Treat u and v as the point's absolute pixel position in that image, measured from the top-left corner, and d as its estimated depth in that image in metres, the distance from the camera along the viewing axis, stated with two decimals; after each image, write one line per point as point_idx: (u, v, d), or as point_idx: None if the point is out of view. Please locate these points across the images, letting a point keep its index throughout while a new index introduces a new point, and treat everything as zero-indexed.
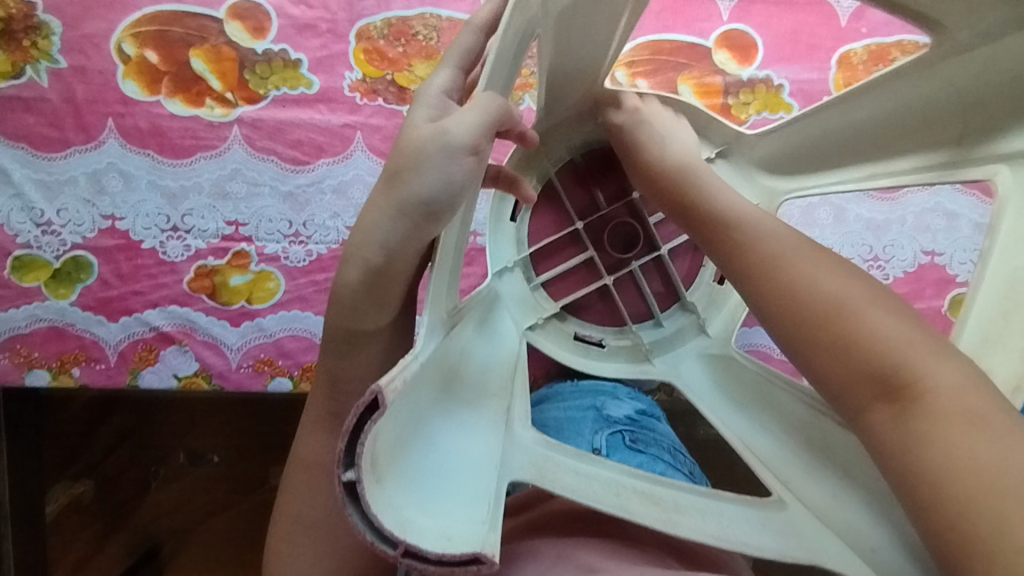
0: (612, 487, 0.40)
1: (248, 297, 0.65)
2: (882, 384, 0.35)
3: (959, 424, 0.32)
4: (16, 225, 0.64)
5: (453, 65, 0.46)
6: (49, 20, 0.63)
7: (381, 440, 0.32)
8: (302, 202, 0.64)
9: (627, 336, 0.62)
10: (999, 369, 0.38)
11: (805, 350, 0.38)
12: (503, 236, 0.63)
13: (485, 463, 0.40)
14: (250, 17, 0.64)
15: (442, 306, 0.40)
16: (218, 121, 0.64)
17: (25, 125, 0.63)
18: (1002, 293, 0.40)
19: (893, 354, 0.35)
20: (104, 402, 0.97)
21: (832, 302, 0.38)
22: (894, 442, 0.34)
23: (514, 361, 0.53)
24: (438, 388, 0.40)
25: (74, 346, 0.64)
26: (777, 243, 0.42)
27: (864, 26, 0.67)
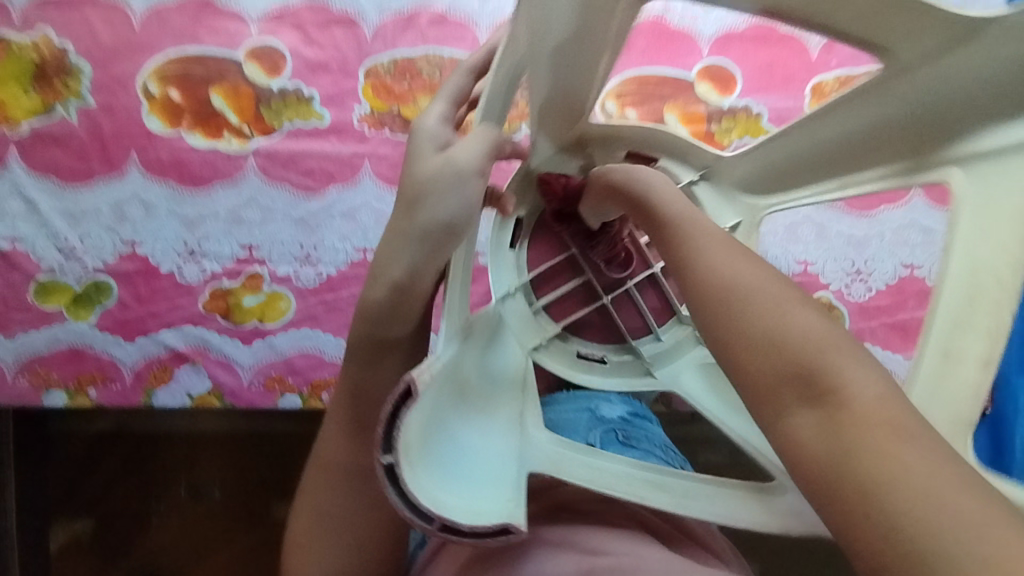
0: (624, 476, 0.43)
1: (261, 317, 0.68)
2: (812, 389, 0.33)
3: (885, 438, 0.30)
4: (40, 251, 0.67)
5: (444, 100, 0.50)
6: (80, 63, 0.67)
7: (413, 439, 0.36)
8: (312, 225, 0.68)
9: (627, 352, 0.65)
10: (970, 347, 0.41)
11: (740, 367, 0.35)
12: (504, 264, 0.65)
13: (505, 454, 0.44)
14: (267, 58, 0.68)
15: (456, 318, 0.45)
16: (236, 153, 0.68)
17: (53, 159, 0.67)
18: (965, 278, 0.42)
19: (829, 362, 0.33)
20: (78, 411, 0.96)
21: (775, 324, 0.34)
22: (821, 449, 0.31)
23: (524, 373, 0.56)
24: (460, 392, 0.44)
25: (92, 366, 0.67)
26: (733, 260, 0.37)
27: (833, 58, 0.72)
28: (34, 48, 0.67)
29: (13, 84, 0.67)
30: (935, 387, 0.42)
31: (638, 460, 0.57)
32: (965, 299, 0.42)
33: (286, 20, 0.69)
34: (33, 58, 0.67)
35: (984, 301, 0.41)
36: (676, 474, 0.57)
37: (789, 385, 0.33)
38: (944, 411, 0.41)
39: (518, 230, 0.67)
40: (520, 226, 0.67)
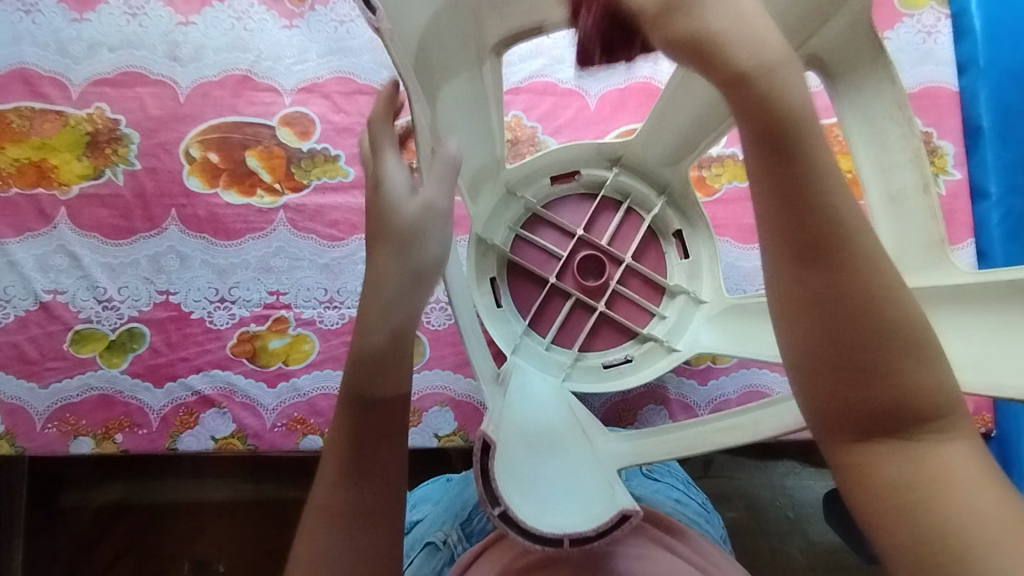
0: (697, 437, 0.44)
1: (285, 359, 0.71)
2: (896, 421, 0.32)
3: (974, 481, 0.32)
4: (80, 302, 0.71)
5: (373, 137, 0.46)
6: (130, 133, 0.75)
7: (506, 482, 0.37)
8: (336, 271, 0.73)
9: (643, 342, 0.70)
10: (923, 234, 0.45)
11: (829, 394, 0.33)
12: (498, 317, 0.68)
13: (588, 461, 0.45)
14: (298, 124, 0.76)
15: (485, 373, 0.47)
16: (268, 207, 0.74)
17: (99, 217, 0.73)
18: (884, 180, 0.47)
19: (915, 370, 0.32)
20: (93, 474, 0.91)
21: (879, 321, 0.31)
22: (905, 485, 0.32)
23: (568, 405, 0.56)
24: (520, 425, 0.45)
25: (120, 412, 0.69)
26: (845, 248, 0.31)
27: (808, 111, 0.79)
28: (89, 121, 0.74)
29: (69, 153, 0.74)
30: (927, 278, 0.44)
31: (662, 496, 0.60)
32: (889, 197, 0.47)
33: (315, 91, 0.77)
34: (87, 129, 0.74)
35: (910, 200, 0.45)
36: (697, 510, 0.60)
37: (873, 415, 0.32)
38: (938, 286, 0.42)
39: (496, 288, 0.70)
40: (496, 284, 0.70)
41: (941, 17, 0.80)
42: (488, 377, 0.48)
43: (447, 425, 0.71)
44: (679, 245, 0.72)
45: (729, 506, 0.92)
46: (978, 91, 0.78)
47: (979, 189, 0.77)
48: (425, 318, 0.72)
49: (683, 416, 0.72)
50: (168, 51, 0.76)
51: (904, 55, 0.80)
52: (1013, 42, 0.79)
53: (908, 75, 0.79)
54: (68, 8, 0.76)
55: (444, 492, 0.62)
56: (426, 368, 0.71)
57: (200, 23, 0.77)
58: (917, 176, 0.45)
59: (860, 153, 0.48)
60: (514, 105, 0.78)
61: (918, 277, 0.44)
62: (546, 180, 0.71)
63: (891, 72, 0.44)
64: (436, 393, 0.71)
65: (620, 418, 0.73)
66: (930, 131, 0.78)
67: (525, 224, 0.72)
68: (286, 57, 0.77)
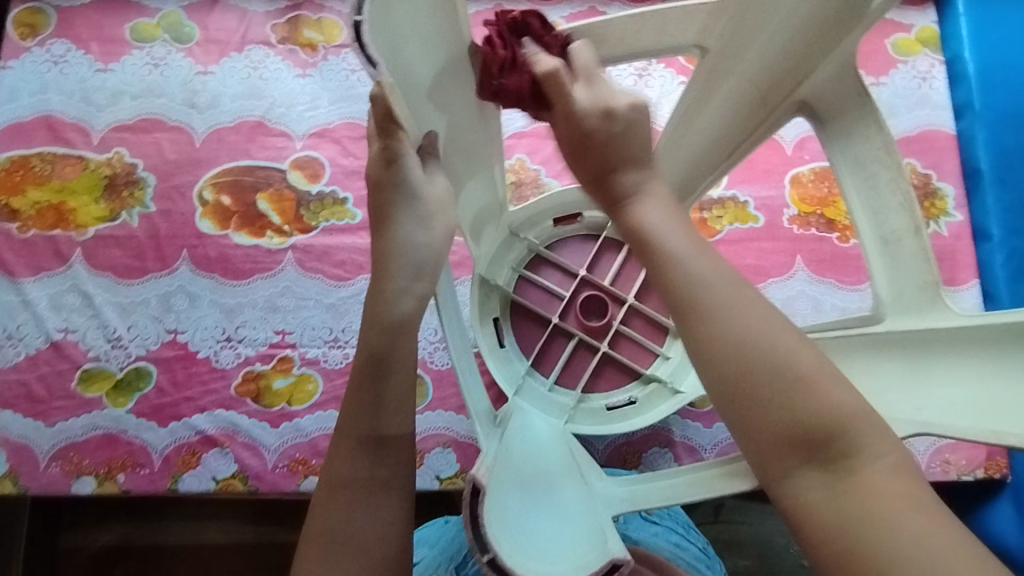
0: (696, 483, 0.43)
1: (289, 399, 0.71)
2: (811, 446, 0.32)
3: (900, 498, 0.31)
4: (89, 341, 0.72)
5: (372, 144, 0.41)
6: (146, 177, 0.77)
7: (491, 513, 0.38)
8: (342, 311, 0.74)
9: (647, 383, 0.69)
10: (913, 276, 0.46)
11: (743, 428, 0.34)
12: (501, 358, 0.69)
13: (582, 506, 0.45)
14: (309, 167, 0.78)
15: (484, 417, 0.49)
16: (276, 248, 0.75)
17: (112, 258, 0.75)
18: (876, 227, 0.48)
19: (815, 395, 0.33)
20: (90, 518, 0.87)
21: (768, 353, 0.33)
22: (832, 514, 0.32)
23: (566, 446, 0.56)
24: (516, 472, 0.46)
25: (123, 452, 0.69)
26: (725, 295, 0.35)
27: (806, 153, 0.81)
28: (108, 165, 0.77)
29: (87, 195, 0.76)
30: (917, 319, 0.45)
31: (660, 540, 0.59)
32: (880, 241, 0.47)
33: (326, 136, 0.79)
34: (106, 173, 0.77)
35: (900, 244, 0.46)
36: (698, 555, 0.59)
37: (786, 442, 0.33)
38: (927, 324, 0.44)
39: (499, 328, 0.70)
40: (500, 324, 0.71)
41: (934, 64, 0.83)
42: (486, 422, 0.49)
43: (448, 466, 0.70)
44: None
45: (741, 553, 0.85)
46: (976, 134, 0.79)
47: (981, 231, 0.77)
48: (428, 357, 0.73)
49: (689, 459, 0.72)
50: (186, 99, 0.80)
51: (900, 99, 0.82)
52: (1007, 87, 0.80)
53: (905, 119, 0.81)
54: (95, 59, 0.80)
55: (440, 536, 0.60)
56: (428, 409, 0.71)
57: (218, 73, 0.80)
58: (908, 219, 0.46)
59: (854, 201, 0.48)
60: (518, 149, 0.80)
61: (914, 319, 0.45)
62: (549, 222, 0.72)
63: (879, 117, 0.46)
64: (438, 434, 0.71)
65: (624, 461, 0.72)
66: (928, 172, 0.80)
67: (529, 264, 0.72)
68: (298, 104, 0.80)
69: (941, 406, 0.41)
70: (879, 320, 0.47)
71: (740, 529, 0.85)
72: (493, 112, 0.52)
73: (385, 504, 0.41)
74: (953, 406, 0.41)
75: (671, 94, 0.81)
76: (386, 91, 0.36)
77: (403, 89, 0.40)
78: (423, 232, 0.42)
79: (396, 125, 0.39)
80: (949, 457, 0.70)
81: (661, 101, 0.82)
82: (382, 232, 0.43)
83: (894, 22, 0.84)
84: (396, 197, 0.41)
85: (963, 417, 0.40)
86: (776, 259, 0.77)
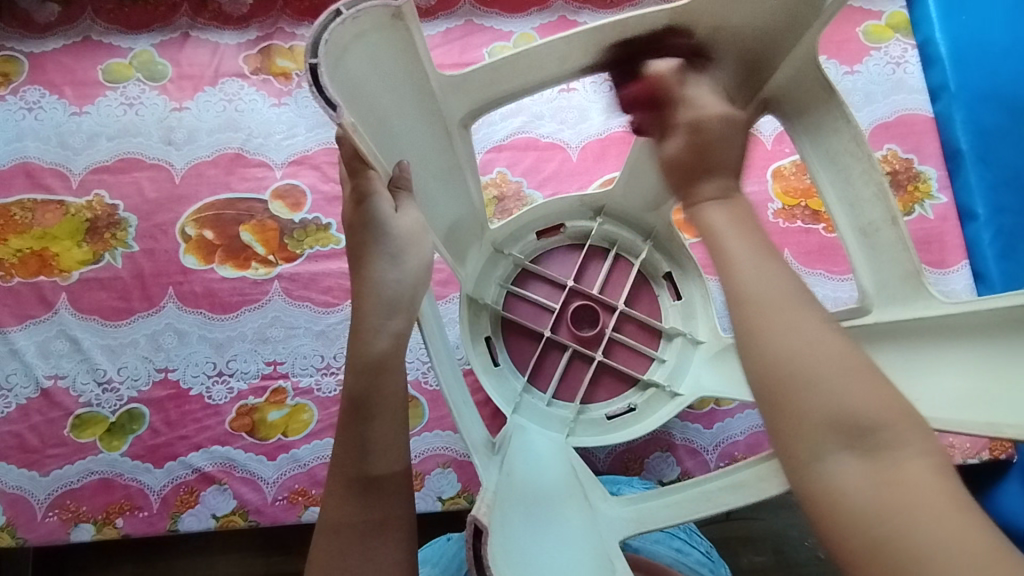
0: (701, 500, 0.43)
1: (284, 430, 0.70)
2: (851, 437, 0.30)
3: (937, 495, 0.28)
4: (80, 386, 0.72)
5: (346, 192, 0.42)
6: (128, 217, 0.77)
7: (497, 547, 0.37)
8: (332, 337, 0.74)
9: (648, 389, 0.69)
10: (898, 266, 0.46)
11: (776, 418, 0.32)
12: (498, 377, 0.68)
13: (586, 532, 0.45)
14: (290, 196, 0.78)
15: (481, 445, 0.47)
16: (262, 279, 0.75)
17: (98, 300, 0.74)
18: (854, 219, 0.48)
19: (864, 390, 0.31)
20: (97, 559, 0.85)
21: (811, 342, 0.32)
22: (866, 497, 0.29)
23: (570, 462, 0.56)
24: (519, 507, 0.45)
25: (121, 495, 0.69)
26: (772, 288, 0.34)
27: (786, 146, 0.81)
28: (89, 208, 0.77)
29: (69, 240, 0.76)
30: (903, 310, 0.45)
31: (663, 545, 0.59)
32: (859, 233, 0.48)
33: (305, 163, 0.79)
34: (87, 216, 0.77)
35: (879, 236, 0.46)
36: (701, 560, 0.58)
37: (822, 429, 0.30)
38: (903, 308, 0.45)
39: (492, 347, 0.70)
40: (492, 343, 0.70)
41: (907, 49, 0.83)
42: (485, 450, 0.47)
43: (450, 487, 0.69)
44: (670, 287, 0.72)
45: (755, 549, 0.84)
46: (953, 114, 0.79)
47: (967, 211, 0.77)
48: (421, 378, 0.72)
49: (692, 461, 0.71)
50: (163, 136, 0.79)
51: (875, 86, 0.82)
52: (982, 66, 0.80)
53: (882, 105, 0.81)
54: (69, 103, 0.80)
55: (443, 553, 0.59)
56: (425, 430, 0.70)
57: (194, 108, 0.80)
58: (884, 209, 0.46)
59: (829, 193, 0.49)
60: (497, 162, 0.80)
61: (903, 310, 0.45)
62: (532, 236, 0.72)
63: (842, 109, 0.46)
64: (436, 455, 0.70)
65: (626, 468, 0.71)
66: (909, 157, 0.80)
67: (516, 279, 0.72)
68: (275, 133, 0.80)
69: (940, 399, 0.41)
70: (866, 311, 0.48)
71: (752, 525, 0.84)
72: (463, 135, 0.51)
73: (384, 541, 0.41)
74: (952, 399, 0.41)
75: None
76: (350, 130, 0.35)
77: (366, 124, 0.40)
78: (397, 268, 0.42)
79: (363, 163, 0.39)
80: (954, 441, 0.69)
81: None
82: (357, 270, 0.42)
83: (863, 10, 0.85)
84: (368, 237, 0.41)
85: (962, 412, 0.40)
86: None
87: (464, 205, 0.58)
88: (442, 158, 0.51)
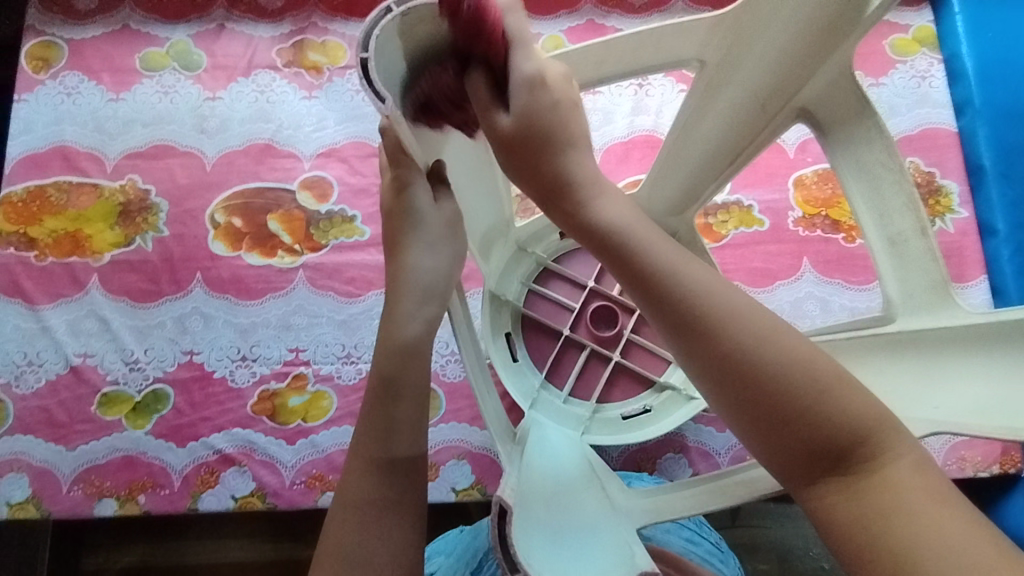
0: (718, 492, 0.44)
1: (304, 416, 0.72)
2: (827, 453, 0.33)
3: (920, 494, 0.31)
4: (108, 364, 0.73)
5: (385, 183, 0.44)
6: (159, 202, 0.79)
7: (518, 530, 0.39)
8: (354, 327, 0.75)
9: (665, 391, 0.69)
10: (927, 275, 0.46)
11: (763, 438, 0.34)
12: (516, 374, 0.69)
13: (604, 520, 0.45)
14: (317, 187, 0.79)
15: (504, 436, 0.48)
16: (287, 267, 0.76)
17: (128, 282, 0.76)
18: (883, 229, 0.48)
19: (829, 400, 0.32)
20: (114, 537, 0.87)
21: (764, 368, 0.33)
22: (852, 508, 0.32)
23: (585, 457, 0.57)
24: (539, 496, 0.45)
25: (144, 473, 0.70)
26: (725, 307, 0.34)
27: (808, 155, 0.81)
28: (122, 192, 0.79)
29: (102, 222, 0.78)
30: (929, 318, 0.46)
31: (674, 535, 0.60)
32: (886, 241, 0.48)
33: (333, 156, 0.80)
34: (120, 200, 0.79)
35: (905, 246, 0.47)
36: (710, 550, 0.60)
37: (801, 451, 0.33)
38: (927, 316, 0.46)
39: (511, 343, 0.71)
40: (512, 339, 0.71)
41: (933, 63, 0.84)
42: (507, 444, 0.49)
43: (464, 478, 0.70)
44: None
45: (761, 557, 0.84)
46: (977, 130, 0.79)
47: (987, 226, 0.77)
48: (440, 370, 0.74)
49: (704, 463, 0.72)
50: (196, 124, 0.81)
51: (900, 99, 0.82)
52: (1007, 82, 0.80)
53: (906, 117, 0.82)
54: (106, 89, 0.82)
55: (457, 543, 0.60)
56: (442, 421, 0.72)
57: (226, 98, 0.82)
58: (914, 220, 0.47)
59: (859, 203, 0.49)
60: None
61: (928, 319, 0.46)
62: (556, 235, 0.73)
63: (878, 121, 0.47)
64: (452, 446, 0.71)
65: (639, 467, 0.72)
66: (932, 170, 0.80)
67: (538, 278, 0.73)
68: (305, 125, 0.81)
69: (960, 406, 0.42)
70: (890, 320, 0.48)
71: (759, 533, 0.84)
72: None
73: (407, 521, 0.42)
74: (967, 403, 0.42)
75: (672, 102, 0.82)
76: (394, 121, 0.37)
77: (411, 117, 0.41)
78: (431, 257, 0.43)
79: (406, 154, 0.40)
80: (965, 454, 0.70)
81: (662, 109, 0.83)
82: (393, 257, 0.44)
83: (891, 22, 0.85)
84: (406, 226, 0.42)
85: (981, 416, 0.41)
86: (783, 261, 0.77)
87: (492, 201, 0.59)
88: (476, 154, 0.52)
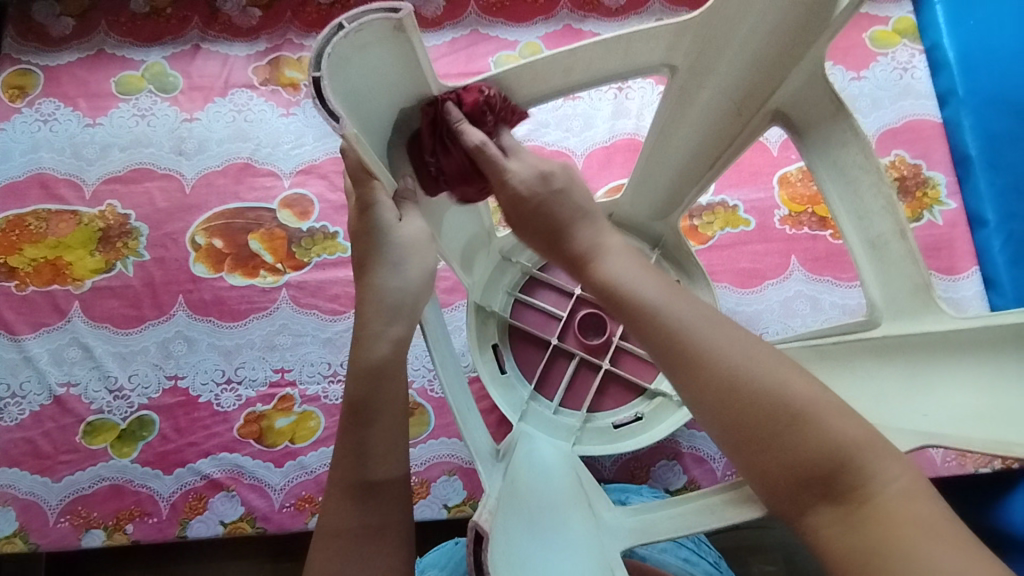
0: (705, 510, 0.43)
1: (292, 437, 0.71)
2: (823, 483, 0.31)
3: (914, 523, 0.29)
4: (92, 393, 0.73)
5: (351, 202, 0.43)
6: (139, 226, 0.78)
7: (498, 554, 0.37)
8: (339, 345, 0.74)
9: (656, 398, 0.68)
10: (908, 276, 0.45)
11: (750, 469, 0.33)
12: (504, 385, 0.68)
13: (588, 541, 0.45)
14: (298, 205, 0.79)
15: (485, 454, 0.47)
16: (270, 287, 0.76)
17: (110, 308, 0.75)
18: (862, 232, 0.47)
19: (813, 428, 0.31)
20: (109, 564, 0.86)
21: (752, 397, 0.32)
22: (848, 542, 0.30)
23: (574, 471, 0.56)
24: (522, 515, 0.44)
25: (131, 501, 0.69)
26: (704, 337, 0.34)
27: (792, 153, 0.80)
28: (102, 218, 0.78)
29: (82, 249, 0.77)
30: (912, 322, 0.45)
31: (670, 555, 0.59)
32: (867, 245, 0.47)
33: (313, 172, 0.80)
34: (100, 225, 0.78)
35: (886, 250, 0.46)
36: (709, 571, 0.58)
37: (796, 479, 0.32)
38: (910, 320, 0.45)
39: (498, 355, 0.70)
40: (499, 350, 0.70)
41: (914, 54, 0.83)
42: (490, 459, 0.48)
43: (455, 494, 0.69)
44: None
45: (765, 558, 0.83)
46: (962, 120, 0.78)
47: (977, 217, 0.76)
48: (427, 385, 0.73)
49: (699, 469, 0.70)
50: (174, 146, 0.81)
51: (882, 92, 0.82)
52: (993, 69, 0.79)
53: (889, 111, 0.81)
54: (83, 115, 0.82)
55: (451, 557, 0.59)
56: (431, 437, 0.71)
57: (204, 118, 0.82)
58: (893, 222, 0.45)
59: (839, 206, 0.48)
60: None
61: (909, 324, 0.45)
62: None
63: (852, 123, 0.46)
64: (442, 462, 0.70)
65: (633, 476, 0.71)
66: (918, 162, 0.79)
67: (524, 287, 0.72)
68: (284, 143, 0.81)
69: (943, 414, 0.42)
70: (875, 324, 0.47)
71: (763, 535, 0.83)
72: None
73: (385, 548, 0.41)
74: (954, 414, 0.42)
75: (652, 105, 0.82)
76: (352, 140, 0.36)
77: (371, 135, 0.41)
78: (398, 276, 0.42)
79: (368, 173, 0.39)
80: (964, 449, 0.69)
81: (642, 112, 0.82)
82: (361, 277, 0.43)
83: (870, 15, 0.85)
84: (373, 245, 0.41)
85: (966, 426, 0.41)
86: (771, 260, 0.77)
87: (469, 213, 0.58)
88: None
